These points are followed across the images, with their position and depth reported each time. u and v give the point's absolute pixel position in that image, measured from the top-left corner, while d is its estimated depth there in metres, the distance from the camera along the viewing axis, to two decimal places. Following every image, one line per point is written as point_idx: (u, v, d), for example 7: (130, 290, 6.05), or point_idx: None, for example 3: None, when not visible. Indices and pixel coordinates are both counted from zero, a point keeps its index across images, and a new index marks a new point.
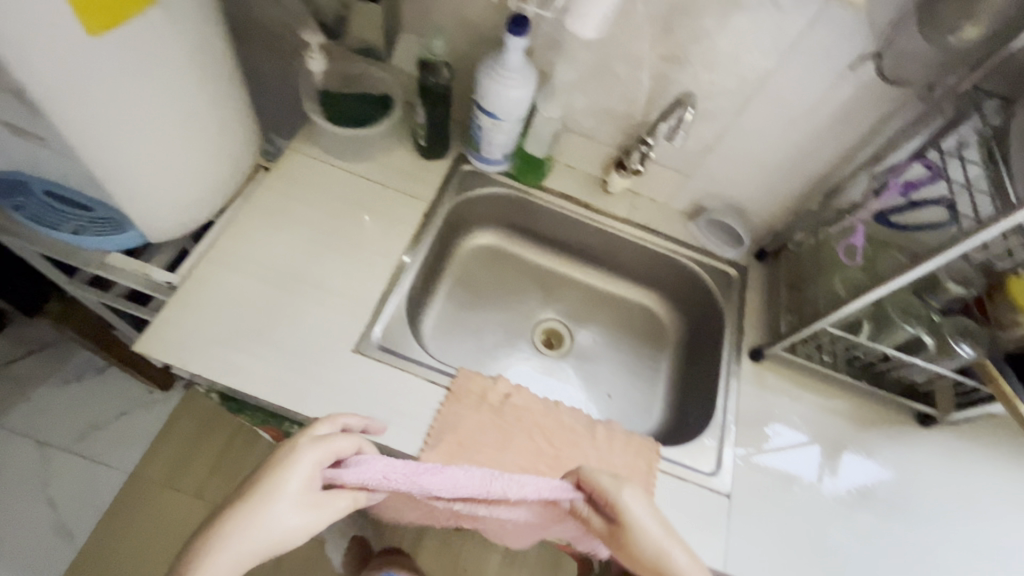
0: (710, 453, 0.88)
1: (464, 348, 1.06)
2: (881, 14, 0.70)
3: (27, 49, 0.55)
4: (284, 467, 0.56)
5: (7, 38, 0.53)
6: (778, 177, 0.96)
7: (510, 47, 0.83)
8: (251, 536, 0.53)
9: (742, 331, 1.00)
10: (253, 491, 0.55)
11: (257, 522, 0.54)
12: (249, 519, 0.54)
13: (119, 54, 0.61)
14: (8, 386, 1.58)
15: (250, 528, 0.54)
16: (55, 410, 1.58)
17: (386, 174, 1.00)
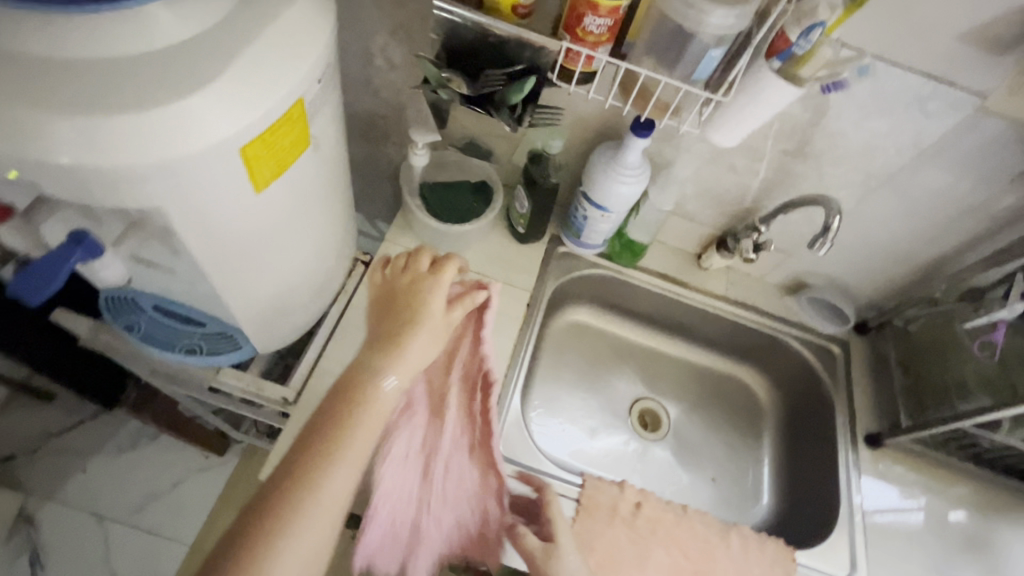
0: (843, 554, 0.85)
1: (563, 433, 1.03)
2: None
3: (203, 212, 0.52)
4: (440, 277, 0.67)
5: (186, 206, 0.50)
6: (891, 258, 0.94)
7: (630, 147, 0.80)
8: (421, 340, 0.62)
9: (855, 414, 0.97)
10: (423, 301, 0.65)
11: (415, 331, 0.63)
12: (414, 324, 0.63)
13: (271, 208, 0.58)
14: (44, 460, 1.40)
15: (407, 336, 0.63)
16: (98, 485, 1.40)
17: (484, 262, 0.97)
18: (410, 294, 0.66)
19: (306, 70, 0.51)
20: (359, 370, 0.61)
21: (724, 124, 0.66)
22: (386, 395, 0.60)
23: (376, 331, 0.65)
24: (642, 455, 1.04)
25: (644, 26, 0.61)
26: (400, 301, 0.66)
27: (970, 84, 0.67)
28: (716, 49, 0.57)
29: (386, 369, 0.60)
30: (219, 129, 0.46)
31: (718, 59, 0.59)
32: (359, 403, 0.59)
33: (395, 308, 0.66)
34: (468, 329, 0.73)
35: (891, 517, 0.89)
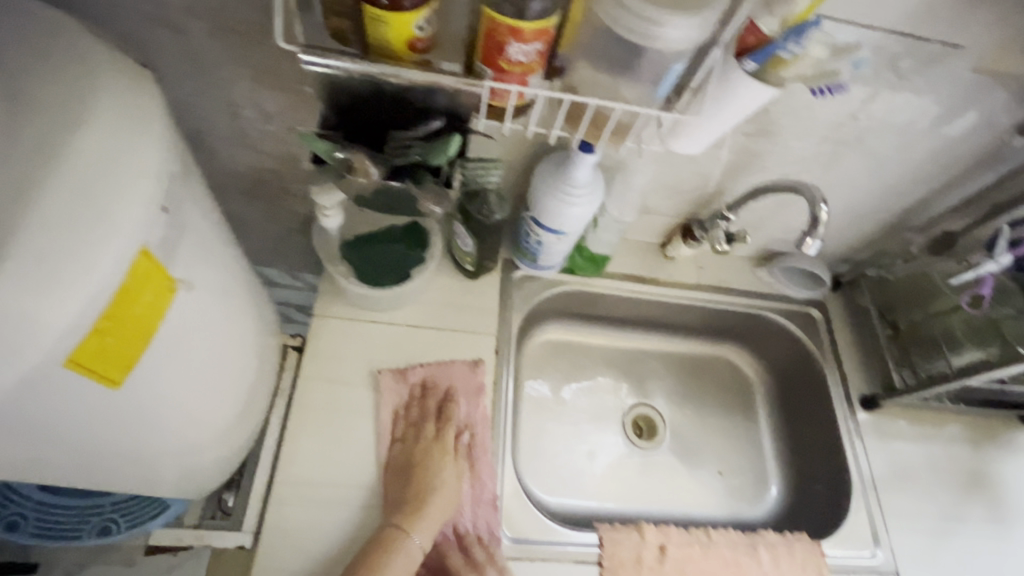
0: (865, 531, 0.83)
1: (559, 468, 0.94)
2: (1001, 63, 0.63)
3: (49, 430, 0.38)
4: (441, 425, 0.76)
5: (24, 432, 0.37)
6: (859, 215, 0.89)
7: (577, 164, 0.68)
8: (438, 496, 0.71)
9: (847, 377, 0.94)
10: (428, 448, 0.74)
11: (430, 490, 0.70)
12: (423, 466, 0.72)
13: (157, 386, 0.44)
14: None
15: (419, 477, 0.71)
16: None
17: (435, 312, 0.84)
18: (419, 454, 0.73)
19: (139, 223, 0.35)
20: (383, 537, 0.67)
21: (689, 137, 0.55)
22: (408, 556, 0.66)
23: (398, 485, 0.72)
24: (645, 466, 0.98)
25: (580, 40, 0.48)
26: (412, 469, 0.72)
27: (935, 34, 0.60)
28: (679, 63, 0.46)
29: (409, 533, 0.67)
30: (22, 360, 0.32)
31: (680, 73, 0.48)
32: (384, 562, 0.64)
33: (406, 477, 0.72)
34: (466, 393, 0.79)
35: (902, 477, 0.88)
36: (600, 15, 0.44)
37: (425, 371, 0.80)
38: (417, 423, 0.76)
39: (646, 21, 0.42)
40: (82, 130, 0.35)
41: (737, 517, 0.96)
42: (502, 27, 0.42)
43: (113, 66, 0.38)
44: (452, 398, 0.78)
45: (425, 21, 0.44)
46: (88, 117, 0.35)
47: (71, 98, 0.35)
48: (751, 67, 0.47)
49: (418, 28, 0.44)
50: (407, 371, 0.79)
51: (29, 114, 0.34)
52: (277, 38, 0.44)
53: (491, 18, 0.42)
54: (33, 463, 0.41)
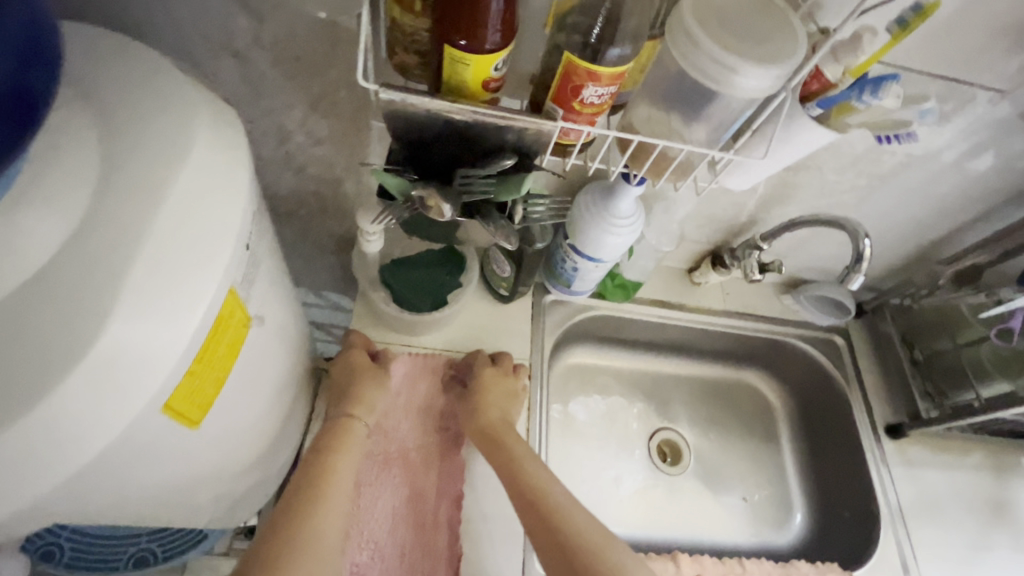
0: (894, 560, 0.83)
1: (585, 492, 0.94)
2: None
3: (136, 473, 0.38)
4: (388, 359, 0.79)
5: (114, 478, 0.36)
6: (886, 246, 0.90)
7: (622, 196, 0.70)
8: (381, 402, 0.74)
9: (872, 405, 0.95)
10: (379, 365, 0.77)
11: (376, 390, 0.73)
12: (372, 370, 0.75)
13: (228, 418, 0.45)
14: None
15: (369, 381, 0.74)
16: None
17: (469, 337, 0.84)
18: (367, 364, 0.75)
19: (226, 263, 0.35)
20: (330, 426, 0.69)
21: (742, 176, 0.57)
22: (356, 438, 0.69)
23: (341, 388, 0.74)
24: (671, 491, 0.98)
25: (649, 83, 0.49)
26: (354, 374, 0.74)
27: (976, 80, 0.62)
28: (747, 109, 0.47)
29: (355, 420, 0.70)
30: (128, 406, 0.32)
31: (745, 116, 0.49)
32: (336, 442, 0.67)
33: (344, 381, 0.74)
34: (443, 381, 0.80)
35: (930, 507, 0.88)
36: (673, 57, 0.45)
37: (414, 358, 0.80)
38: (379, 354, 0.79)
39: (723, 66, 0.43)
40: (174, 163, 0.34)
41: (764, 545, 0.95)
42: (580, 71, 0.43)
43: (204, 104, 0.38)
44: (429, 372, 0.80)
45: (502, 62, 0.44)
46: (181, 150, 0.35)
47: (165, 131, 0.35)
48: (818, 112, 0.48)
49: (496, 69, 0.44)
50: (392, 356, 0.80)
51: (123, 148, 0.34)
52: (359, 77, 0.43)
53: (569, 61, 0.43)
54: (107, 507, 0.41)
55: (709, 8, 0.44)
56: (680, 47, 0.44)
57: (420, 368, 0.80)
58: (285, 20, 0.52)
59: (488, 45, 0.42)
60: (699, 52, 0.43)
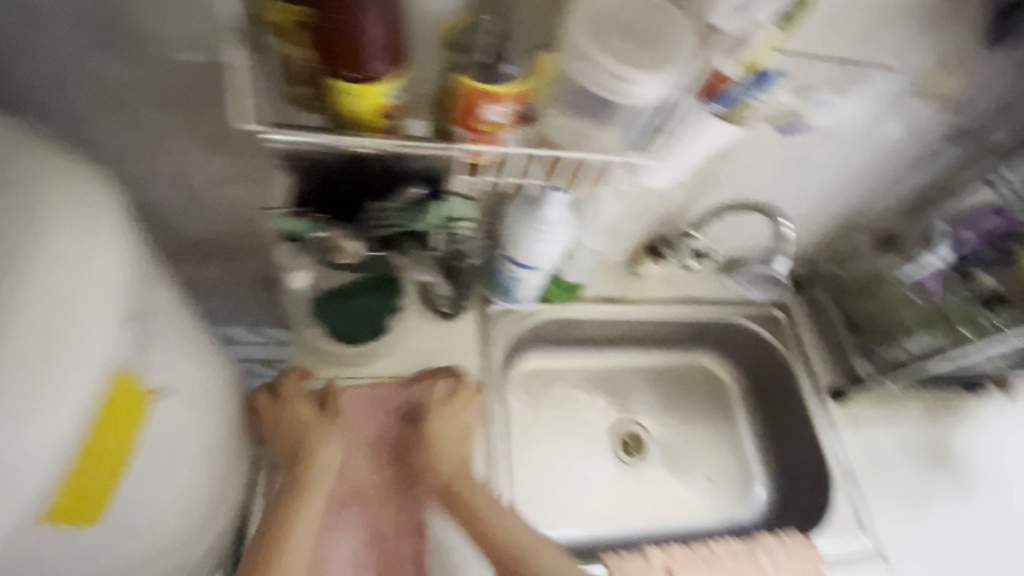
0: (850, 518, 0.87)
1: (555, 497, 0.93)
2: (925, 79, 0.68)
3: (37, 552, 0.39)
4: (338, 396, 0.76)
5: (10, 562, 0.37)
6: (811, 220, 0.93)
7: (550, 203, 0.69)
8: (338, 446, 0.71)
9: (815, 373, 0.99)
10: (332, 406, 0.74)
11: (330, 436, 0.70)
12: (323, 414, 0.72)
13: (149, 485, 0.45)
14: None
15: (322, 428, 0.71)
16: None
17: (416, 360, 0.82)
18: (319, 409, 0.72)
19: (103, 341, 0.36)
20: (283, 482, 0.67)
21: (663, 174, 0.58)
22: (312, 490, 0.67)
23: (293, 435, 0.70)
24: (638, 482, 0.99)
25: (550, 94, 0.48)
26: (304, 420, 0.71)
27: (868, 56, 0.64)
28: (647, 112, 0.47)
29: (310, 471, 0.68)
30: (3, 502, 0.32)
31: (650, 119, 0.49)
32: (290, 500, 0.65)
33: (295, 427, 0.71)
34: (400, 412, 0.78)
35: (877, 463, 0.93)
36: (569, 71, 0.44)
37: (368, 391, 0.78)
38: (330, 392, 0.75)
39: (616, 77, 0.42)
40: (30, 251, 0.34)
41: (730, 521, 0.98)
42: (475, 92, 0.42)
43: (75, 178, 0.37)
44: (384, 405, 0.78)
45: (395, 88, 0.43)
46: (39, 236, 0.34)
47: (11, 209, 0.34)
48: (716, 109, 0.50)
49: (389, 96, 0.43)
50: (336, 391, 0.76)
51: None
52: (242, 121, 0.43)
53: (465, 85, 0.42)
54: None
55: (597, 19, 0.43)
56: (574, 62, 0.44)
57: (376, 401, 0.78)
58: (157, 63, 0.49)
59: (375, 73, 0.41)
60: (592, 65, 0.43)
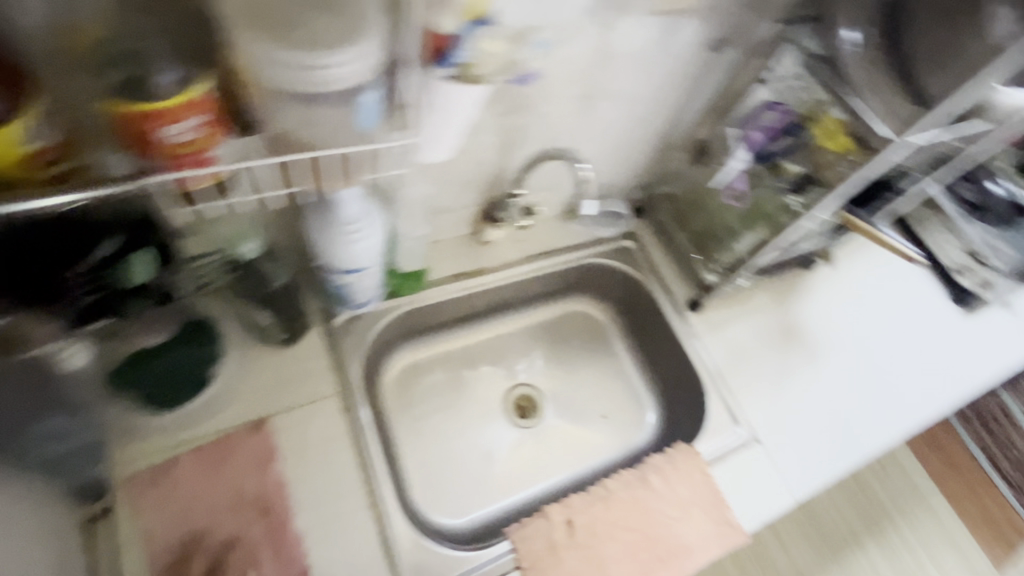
0: (725, 414, 0.94)
1: (458, 484, 0.92)
2: None
3: None
4: (175, 468, 0.68)
5: None
6: (633, 148, 0.95)
7: (344, 201, 0.63)
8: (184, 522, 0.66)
9: (672, 290, 1.04)
10: (168, 481, 0.67)
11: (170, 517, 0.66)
12: (160, 496, 0.66)
13: None
14: None
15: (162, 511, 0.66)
16: None
17: (262, 399, 0.75)
18: (154, 491, 0.67)
19: None
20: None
21: (431, 144, 0.55)
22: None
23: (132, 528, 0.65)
24: (538, 440, 1.01)
25: (256, 93, 0.42)
26: (140, 509, 0.65)
27: None
28: (368, 93, 0.42)
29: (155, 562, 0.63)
30: None
31: (378, 100, 0.44)
32: None
33: (131, 520, 0.65)
34: (251, 465, 0.71)
35: (739, 357, 1.00)
36: (254, 74, 0.39)
37: (209, 451, 0.70)
38: (165, 466, 0.68)
39: (298, 67, 0.38)
40: None
41: (630, 449, 1.02)
42: (139, 115, 0.37)
43: None
44: (232, 459, 0.70)
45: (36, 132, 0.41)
46: None
47: None
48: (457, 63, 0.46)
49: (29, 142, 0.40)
50: (175, 462, 0.69)
51: None
52: None
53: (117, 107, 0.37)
54: None
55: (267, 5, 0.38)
56: (252, 64, 0.39)
57: (221, 458, 0.70)
58: None
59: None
60: (267, 60, 0.38)
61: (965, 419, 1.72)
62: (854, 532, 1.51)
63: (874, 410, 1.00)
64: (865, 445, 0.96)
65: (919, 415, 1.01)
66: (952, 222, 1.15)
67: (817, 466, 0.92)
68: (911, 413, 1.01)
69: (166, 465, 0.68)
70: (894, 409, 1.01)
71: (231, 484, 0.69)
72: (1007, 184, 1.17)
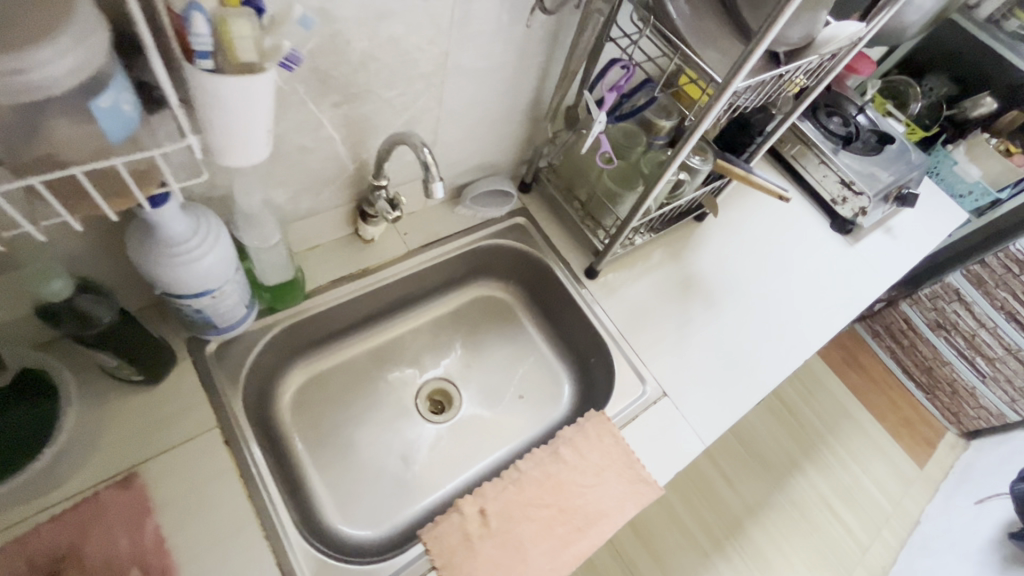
0: (631, 375, 0.95)
1: (376, 493, 0.89)
2: None
3: None
4: (24, 545, 0.60)
5: None
6: (504, 125, 0.92)
7: (165, 220, 0.58)
8: None
9: (568, 260, 1.03)
10: (18, 561, 0.59)
11: None
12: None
13: None
14: None
15: None
16: None
17: (125, 448, 0.68)
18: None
19: None
20: None
21: (232, 146, 0.49)
22: None
23: None
24: (455, 432, 0.98)
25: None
26: None
27: None
28: (98, 97, 0.37)
29: None
30: None
31: (123, 103, 0.38)
32: None
33: None
34: (121, 520, 0.64)
35: (640, 317, 1.01)
36: None
37: (66, 517, 0.63)
38: (13, 544, 0.60)
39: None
40: None
41: (549, 425, 1.02)
42: None
43: None
44: (97, 519, 0.64)
45: None
46: None
47: None
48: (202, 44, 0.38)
49: None
50: (26, 536, 0.61)
51: None
52: None
53: None
54: None
55: None
56: None
57: (81, 521, 0.63)
58: None
59: None
60: None
61: (878, 336, 1.84)
62: (794, 458, 1.60)
63: (773, 347, 1.04)
64: (768, 381, 0.99)
65: (815, 344, 1.06)
66: (823, 153, 1.21)
67: (723, 408, 0.95)
68: (809, 343, 1.06)
69: (14, 542, 0.60)
70: (791, 342, 1.05)
71: (95, 548, 0.62)
72: (870, 113, 1.27)
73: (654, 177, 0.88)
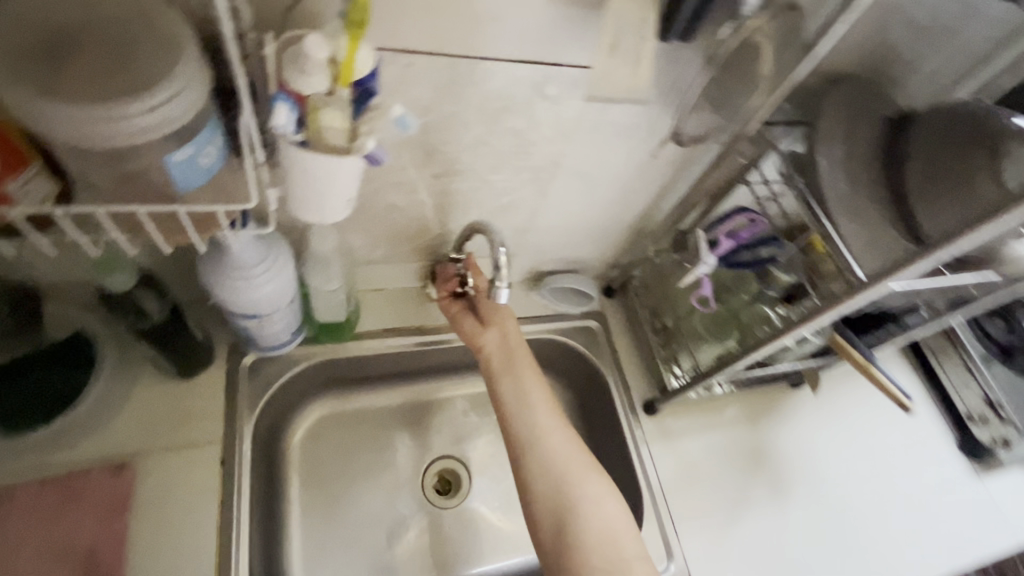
0: (657, 544, 0.82)
1: (348, 559, 0.83)
2: (660, 88, 0.60)
3: None
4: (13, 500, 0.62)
5: None
6: (604, 230, 0.86)
7: (235, 244, 0.58)
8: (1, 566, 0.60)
9: (629, 385, 0.93)
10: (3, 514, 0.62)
11: None
12: None
13: None
14: None
15: None
16: None
17: (133, 434, 0.69)
18: None
19: None
20: None
21: (309, 208, 0.47)
22: None
23: None
24: (451, 523, 0.90)
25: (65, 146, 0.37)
26: None
27: (578, 60, 0.54)
28: (176, 151, 0.37)
29: None
30: None
31: (196, 158, 0.38)
32: None
33: None
34: (97, 509, 0.64)
35: (690, 479, 0.88)
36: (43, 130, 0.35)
37: (55, 486, 0.64)
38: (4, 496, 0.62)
39: (81, 121, 0.34)
40: None
41: None
42: None
43: None
44: (78, 499, 0.64)
45: None
46: None
47: None
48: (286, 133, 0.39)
49: None
50: (18, 491, 0.63)
51: None
52: None
53: None
54: None
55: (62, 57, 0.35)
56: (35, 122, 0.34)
57: (65, 495, 0.64)
58: None
59: None
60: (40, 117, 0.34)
61: None
62: None
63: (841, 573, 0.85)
64: None
65: None
66: (973, 361, 1.00)
67: None
68: None
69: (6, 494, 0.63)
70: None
71: (64, 529, 0.63)
72: None
73: (753, 340, 0.77)
